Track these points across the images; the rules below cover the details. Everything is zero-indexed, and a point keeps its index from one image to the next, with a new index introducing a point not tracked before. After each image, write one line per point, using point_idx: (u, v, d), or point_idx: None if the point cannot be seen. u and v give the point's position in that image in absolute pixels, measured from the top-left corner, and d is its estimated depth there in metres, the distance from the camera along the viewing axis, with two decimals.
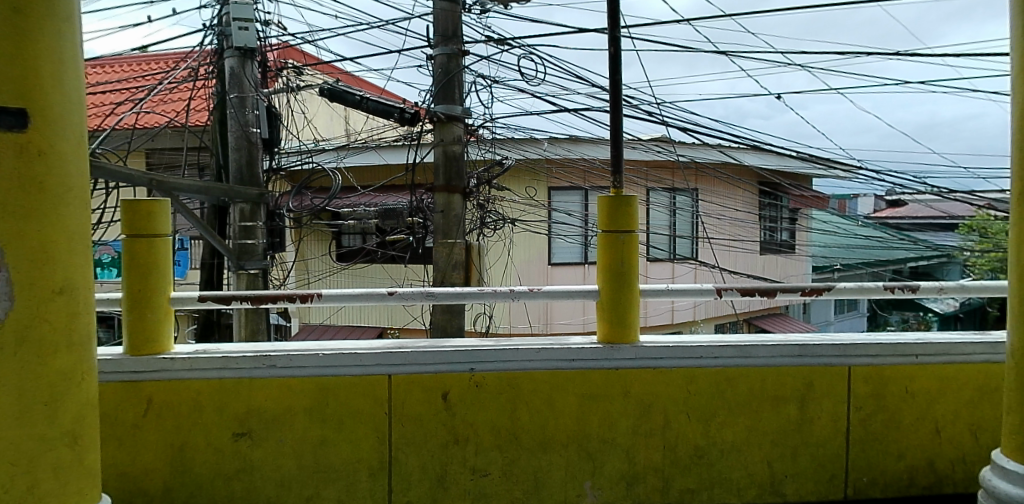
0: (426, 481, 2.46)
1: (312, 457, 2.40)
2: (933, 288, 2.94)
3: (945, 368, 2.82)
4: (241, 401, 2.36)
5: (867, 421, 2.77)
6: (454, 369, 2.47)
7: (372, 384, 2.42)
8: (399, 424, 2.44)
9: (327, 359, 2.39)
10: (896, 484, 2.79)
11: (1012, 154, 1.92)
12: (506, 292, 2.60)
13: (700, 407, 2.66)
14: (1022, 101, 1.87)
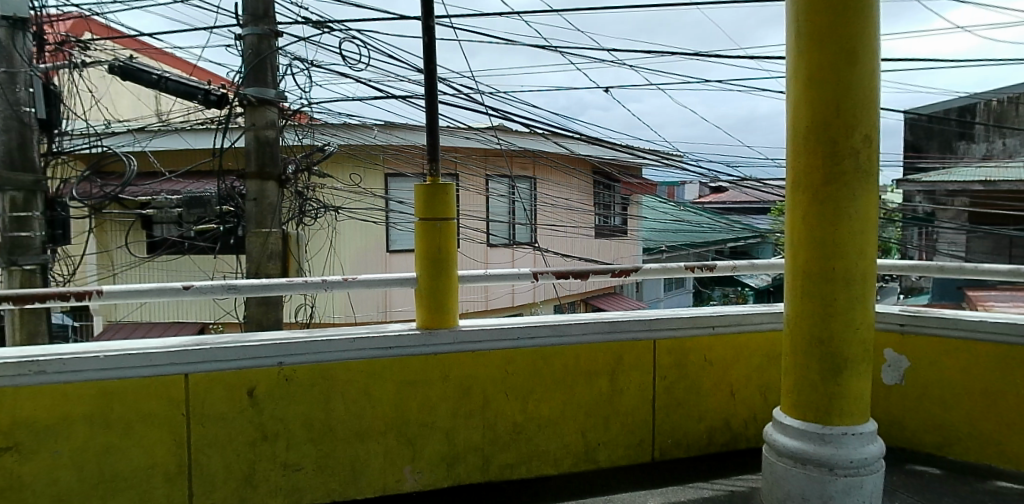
0: (231, 481, 2.37)
1: (95, 466, 2.22)
2: (728, 266, 3.15)
3: (738, 337, 3.13)
4: (3, 412, 2.12)
5: (669, 389, 3.00)
6: (261, 363, 2.38)
7: (165, 385, 2.28)
8: (199, 424, 2.32)
9: (108, 362, 2.21)
10: (697, 444, 3.06)
11: (787, 144, 2.18)
12: (313, 282, 2.51)
13: (518, 385, 2.75)
14: (795, 100, 2.12)
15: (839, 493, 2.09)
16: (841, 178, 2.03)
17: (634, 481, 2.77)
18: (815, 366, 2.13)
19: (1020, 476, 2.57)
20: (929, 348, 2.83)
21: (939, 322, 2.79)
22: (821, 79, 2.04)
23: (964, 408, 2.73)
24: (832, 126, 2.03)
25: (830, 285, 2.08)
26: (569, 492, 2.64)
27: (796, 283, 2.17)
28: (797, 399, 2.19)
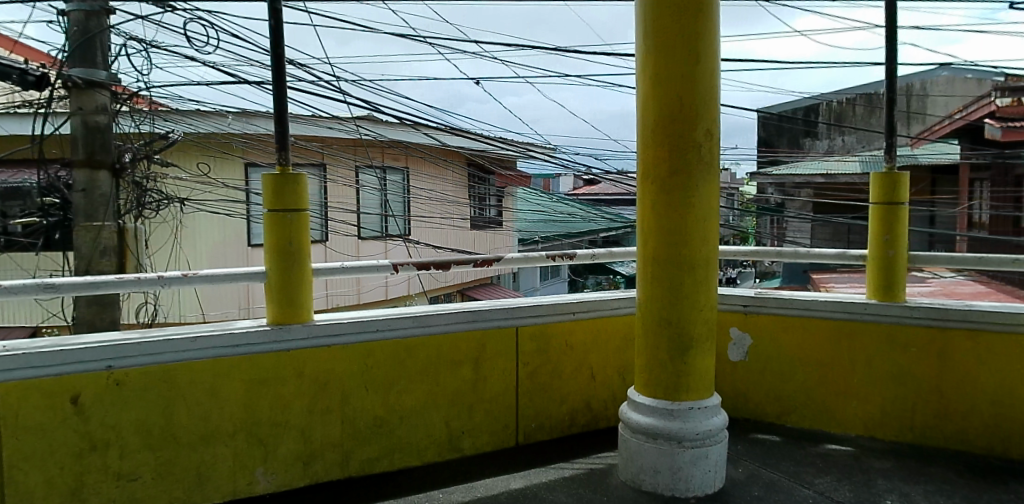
0: (495, 427, 3.08)
1: (400, 409, 2.86)
2: (1007, 260, 3.12)
3: (1004, 337, 2.99)
4: (315, 367, 2.71)
5: (926, 376, 3.14)
6: (532, 326, 3.14)
7: (458, 344, 2.97)
8: (480, 379, 3.03)
9: (417, 322, 2.87)
10: (953, 435, 3.12)
11: None
12: (586, 254, 3.37)
13: (775, 347, 3.47)
14: None
15: None
16: None
17: (885, 472, 3.00)
18: None
19: None
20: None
21: None
22: None
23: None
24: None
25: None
26: (822, 474, 3.02)
27: None
28: None
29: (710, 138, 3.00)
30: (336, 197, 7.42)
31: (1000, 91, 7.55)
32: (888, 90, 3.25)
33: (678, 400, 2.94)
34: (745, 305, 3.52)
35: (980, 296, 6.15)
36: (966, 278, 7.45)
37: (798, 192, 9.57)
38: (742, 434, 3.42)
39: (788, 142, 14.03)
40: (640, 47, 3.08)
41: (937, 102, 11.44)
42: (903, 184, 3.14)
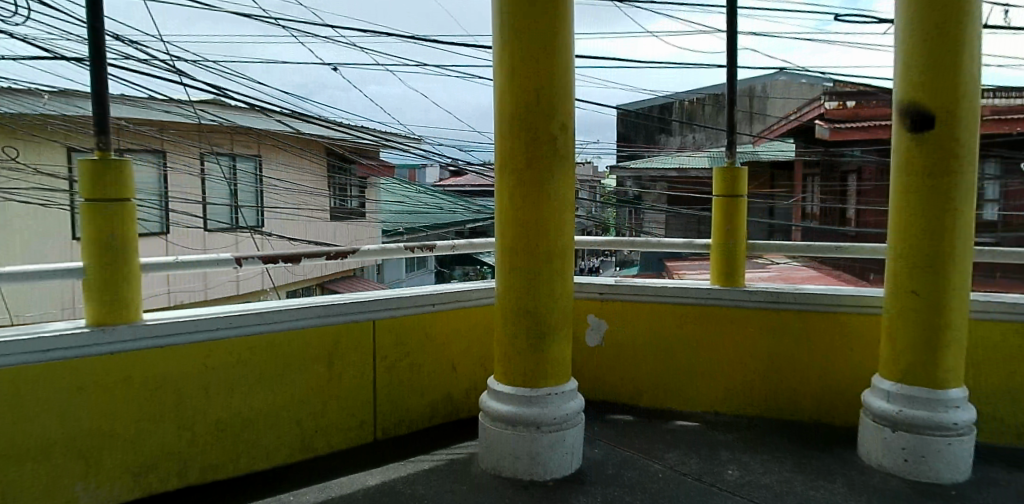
0: (352, 423, 3.05)
1: (247, 408, 2.75)
2: (830, 247, 3.34)
3: (826, 315, 3.33)
4: (149, 369, 2.52)
5: (761, 354, 3.43)
6: (389, 318, 3.13)
7: (311, 340, 2.91)
8: (336, 375, 2.98)
9: (265, 318, 2.76)
10: (787, 406, 3.43)
11: (892, 187, 3.23)
12: (446, 246, 3.24)
13: (629, 333, 3.63)
14: (900, 158, 3.18)
15: (933, 450, 2.93)
16: (948, 208, 3.02)
17: (726, 443, 3.24)
18: (916, 342, 3.06)
19: None
20: (1012, 338, 3.34)
21: None
22: (927, 152, 3.07)
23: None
24: (930, 172, 3.06)
25: (929, 281, 3.04)
26: (671, 449, 3.21)
27: (896, 280, 3.16)
28: (897, 364, 3.12)
29: (564, 132, 3.10)
30: (179, 185, 6.82)
31: (830, 95, 8.30)
32: (730, 88, 3.44)
33: (538, 386, 3.02)
34: (601, 292, 3.64)
35: (812, 279, 6.85)
36: (798, 264, 8.29)
37: (653, 186, 10.14)
38: (598, 416, 3.55)
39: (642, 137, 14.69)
40: (498, 41, 3.10)
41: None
42: (741, 178, 3.38)
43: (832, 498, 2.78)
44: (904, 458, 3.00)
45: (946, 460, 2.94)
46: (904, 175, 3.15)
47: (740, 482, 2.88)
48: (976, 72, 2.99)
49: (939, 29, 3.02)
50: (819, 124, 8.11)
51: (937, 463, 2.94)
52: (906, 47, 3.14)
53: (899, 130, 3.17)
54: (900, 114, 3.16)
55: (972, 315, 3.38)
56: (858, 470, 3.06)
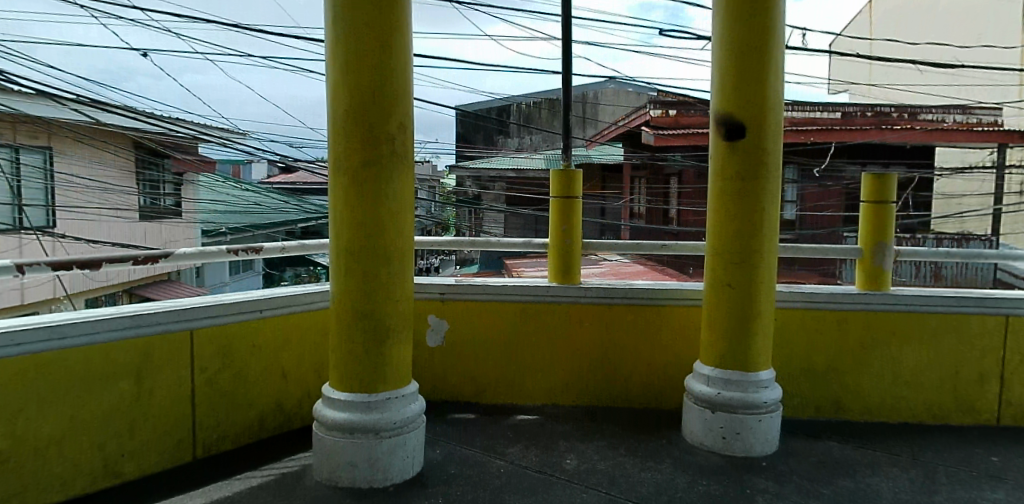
0: (168, 442, 2.80)
1: (36, 436, 2.42)
2: (657, 245, 3.61)
3: (654, 308, 3.56)
4: None
5: (596, 347, 3.59)
6: (209, 327, 2.91)
7: (116, 354, 2.62)
8: (148, 392, 2.72)
9: (59, 332, 2.45)
10: (620, 395, 3.63)
11: (710, 188, 3.53)
12: (275, 248, 3.08)
13: (472, 333, 3.62)
14: (716, 163, 3.48)
15: (749, 423, 3.25)
16: (757, 209, 3.36)
17: (564, 434, 3.37)
18: (732, 331, 3.35)
19: (884, 470, 3.16)
20: (811, 323, 3.72)
21: (838, 298, 3.67)
22: (739, 158, 3.39)
23: (826, 369, 3.72)
24: (742, 176, 3.38)
25: (742, 275, 3.36)
26: (512, 443, 3.27)
27: (714, 276, 3.46)
28: (718, 353, 3.39)
29: (402, 132, 3.05)
30: None
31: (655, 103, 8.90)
32: (565, 93, 3.57)
33: (375, 391, 2.94)
34: (441, 292, 3.60)
35: (638, 274, 7.45)
36: (628, 261, 8.99)
37: (492, 186, 10.49)
38: (440, 416, 3.53)
39: (481, 138, 15.35)
40: (332, 35, 2.97)
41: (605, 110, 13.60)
42: (576, 180, 3.54)
43: (660, 477, 2.99)
44: (723, 436, 3.28)
45: (759, 432, 3.26)
46: (719, 177, 3.46)
47: (578, 471, 3.00)
48: (779, 87, 3.35)
49: (748, 48, 3.36)
50: (646, 131, 8.75)
51: (752, 434, 3.26)
52: (722, 62, 3.44)
53: (715, 137, 3.47)
54: (716, 122, 3.47)
55: (779, 304, 3.71)
56: (684, 450, 3.31)
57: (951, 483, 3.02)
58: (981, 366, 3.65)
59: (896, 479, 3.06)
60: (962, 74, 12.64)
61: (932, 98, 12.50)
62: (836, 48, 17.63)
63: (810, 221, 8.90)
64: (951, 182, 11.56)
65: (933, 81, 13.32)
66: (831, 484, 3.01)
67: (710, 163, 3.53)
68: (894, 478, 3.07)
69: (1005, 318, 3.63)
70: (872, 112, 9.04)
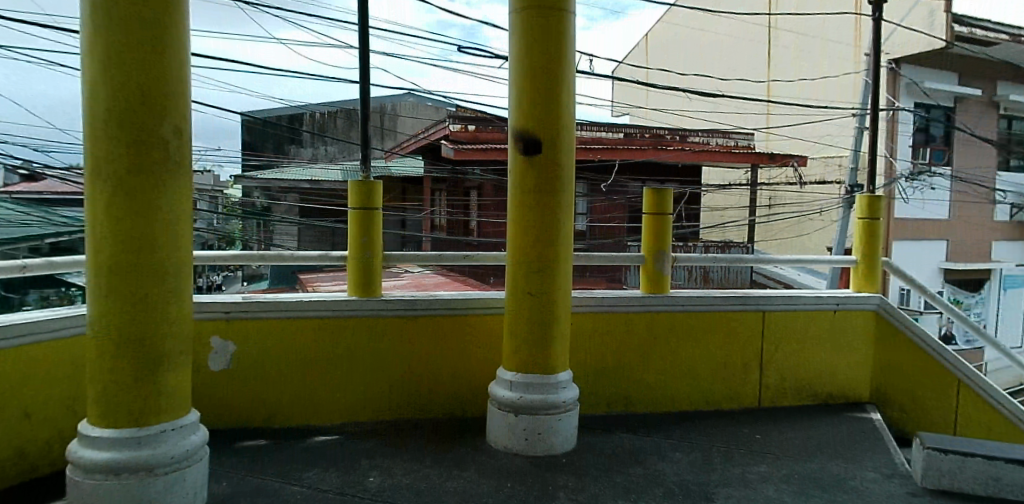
0: None
1: None
2: (460, 256, 3.70)
3: (457, 318, 3.63)
4: None
5: (398, 360, 3.57)
6: None
7: None
8: None
9: None
10: (424, 407, 3.64)
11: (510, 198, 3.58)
12: (11, 267, 2.66)
13: (268, 354, 3.41)
14: (514, 175, 3.54)
15: (548, 423, 3.41)
16: (554, 221, 3.49)
17: (366, 452, 3.30)
18: (531, 336, 3.45)
19: (664, 455, 3.48)
20: (601, 324, 3.79)
21: (617, 300, 3.78)
22: (538, 172, 3.49)
23: (616, 367, 3.84)
24: (539, 189, 3.49)
25: (539, 282, 3.47)
26: (310, 467, 3.12)
27: (514, 286, 3.52)
28: (517, 357, 3.48)
29: (178, 137, 2.69)
30: None
31: (453, 119, 9.06)
32: (363, 104, 3.53)
33: (145, 425, 2.63)
34: (227, 311, 3.33)
35: (441, 285, 7.54)
36: (430, 273, 9.08)
37: (285, 197, 10.05)
38: (226, 446, 3.27)
39: (272, 148, 14.70)
40: (89, 22, 2.52)
41: (404, 122, 13.64)
42: (376, 192, 3.49)
43: (466, 485, 3.03)
44: (526, 437, 3.40)
45: (558, 430, 3.44)
46: (516, 188, 3.53)
47: (380, 489, 2.94)
48: (571, 106, 3.52)
49: (544, 67, 3.49)
50: (446, 144, 8.68)
51: (552, 433, 3.42)
52: (520, 78, 3.53)
53: (513, 151, 3.54)
54: (514, 137, 3.54)
55: (573, 308, 3.72)
56: (489, 455, 3.38)
57: (723, 462, 3.43)
58: (745, 356, 4.04)
59: (672, 463, 3.39)
60: (720, 102, 14.46)
61: (699, 122, 14.14)
62: (618, 72, 19.25)
63: (599, 232, 9.60)
64: (714, 196, 13.18)
65: (698, 107, 15.07)
66: (624, 473, 3.26)
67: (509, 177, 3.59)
68: (677, 462, 3.40)
69: (763, 314, 4.04)
70: (647, 133, 10.06)
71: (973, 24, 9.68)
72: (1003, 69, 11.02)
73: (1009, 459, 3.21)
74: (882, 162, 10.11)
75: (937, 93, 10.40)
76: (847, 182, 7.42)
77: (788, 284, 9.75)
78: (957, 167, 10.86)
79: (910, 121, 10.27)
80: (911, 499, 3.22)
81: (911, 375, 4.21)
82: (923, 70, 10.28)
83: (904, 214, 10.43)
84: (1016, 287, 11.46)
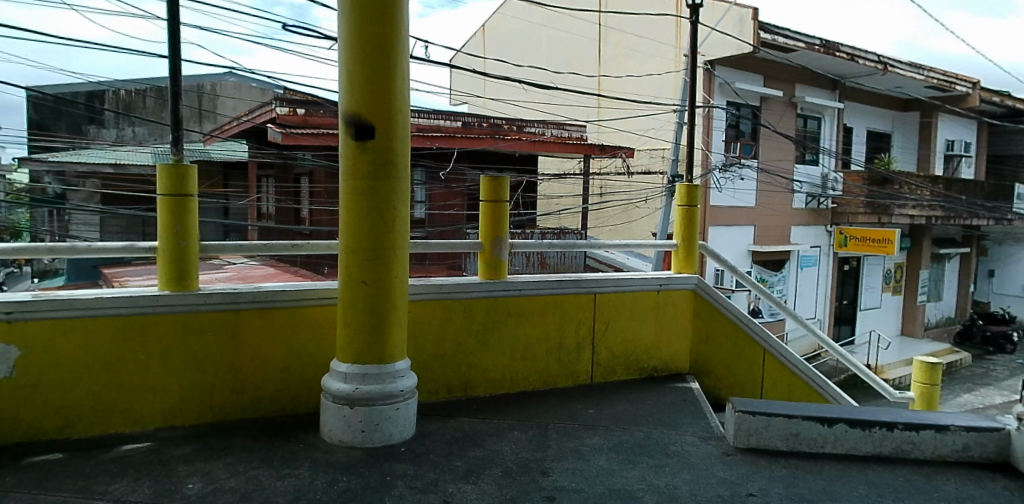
0: None
1: None
2: (288, 245, 3.55)
3: (286, 311, 3.48)
4: None
5: (221, 357, 3.36)
6: None
7: None
8: None
9: None
10: (250, 405, 3.46)
11: (341, 184, 3.36)
12: None
13: (64, 359, 3.05)
14: (347, 163, 3.32)
15: (385, 413, 3.30)
16: (390, 211, 3.34)
17: (184, 457, 3.04)
18: (365, 329, 3.30)
19: (502, 434, 3.56)
20: (440, 312, 3.79)
21: (456, 286, 3.80)
22: (372, 159, 3.30)
23: (456, 353, 3.87)
24: (372, 175, 3.31)
25: (375, 271, 3.31)
26: (117, 479, 2.80)
27: (347, 281, 3.33)
28: (351, 351, 3.32)
29: None
30: None
31: (280, 101, 8.53)
32: (175, 82, 3.31)
33: None
34: (8, 312, 2.93)
35: (269, 276, 7.17)
36: (256, 265, 8.61)
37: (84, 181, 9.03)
38: (9, 464, 2.85)
39: (65, 127, 13.04)
40: None
41: (225, 104, 12.77)
42: (190, 177, 3.30)
43: (297, 483, 2.89)
44: (362, 429, 3.27)
45: (395, 420, 3.35)
46: (349, 175, 3.32)
47: (201, 496, 2.71)
48: (406, 90, 3.35)
49: (374, 50, 3.27)
50: (272, 128, 8.21)
51: (389, 424, 3.32)
52: (350, 57, 3.28)
53: (345, 136, 3.31)
54: (345, 123, 3.31)
55: (412, 297, 3.68)
56: (322, 450, 3.24)
57: (559, 438, 3.58)
58: (577, 336, 4.25)
59: (509, 443, 3.47)
60: (555, 95, 14.90)
61: (537, 114, 14.58)
62: (456, 60, 19.24)
63: (437, 219, 9.74)
64: (551, 185, 13.64)
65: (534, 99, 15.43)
66: (463, 457, 3.29)
67: (341, 164, 3.37)
68: (515, 441, 3.49)
69: (594, 296, 4.27)
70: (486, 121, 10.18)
71: (776, 32, 10.84)
72: (799, 73, 12.48)
73: (806, 417, 3.67)
74: (699, 154, 11.13)
75: (746, 93, 11.58)
76: (670, 171, 7.99)
77: (618, 267, 10.31)
78: (762, 160, 12.15)
79: (723, 118, 11.44)
80: (724, 457, 3.57)
81: (723, 347, 4.69)
82: (734, 72, 11.41)
83: (717, 202, 11.51)
84: (808, 266, 13.13)
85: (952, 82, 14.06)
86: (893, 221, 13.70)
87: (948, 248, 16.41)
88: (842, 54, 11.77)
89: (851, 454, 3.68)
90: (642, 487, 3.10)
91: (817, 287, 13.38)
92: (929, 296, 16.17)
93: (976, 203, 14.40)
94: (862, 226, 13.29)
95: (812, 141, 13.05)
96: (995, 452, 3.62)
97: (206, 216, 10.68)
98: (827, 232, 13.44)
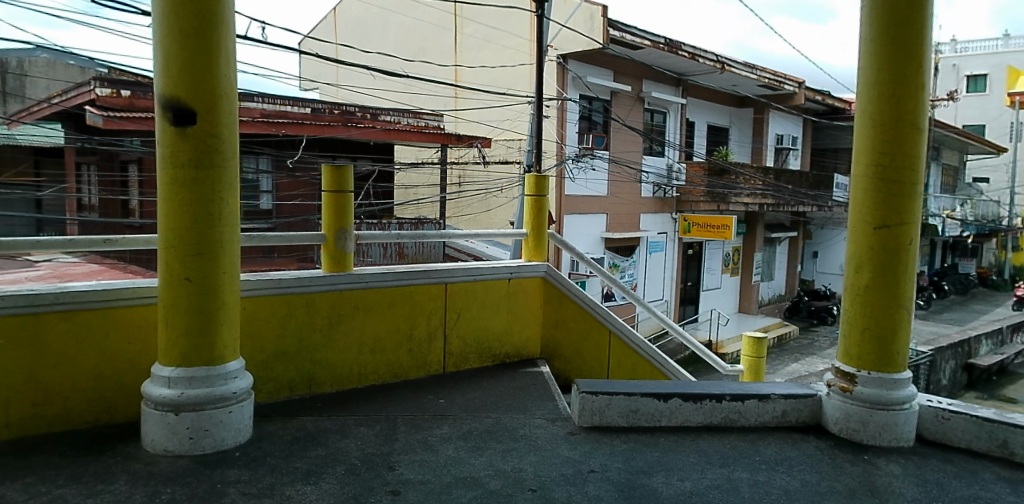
0: None
1: None
2: (99, 240, 3.22)
3: (99, 313, 3.19)
4: None
5: (19, 367, 3.01)
6: None
7: None
8: None
9: None
10: (57, 418, 3.15)
11: (159, 171, 3.10)
12: None
13: None
14: (164, 148, 3.07)
15: (214, 418, 3.11)
16: (216, 203, 3.14)
17: None
18: (192, 329, 3.09)
19: (349, 431, 3.49)
20: (279, 307, 3.62)
21: (297, 280, 3.64)
22: (194, 148, 3.08)
23: (299, 349, 3.73)
24: (195, 164, 3.08)
25: (200, 266, 3.10)
26: None
27: (168, 277, 3.09)
28: (176, 352, 3.09)
29: None
30: None
31: (100, 81, 7.72)
32: None
33: None
34: None
35: (85, 276, 6.57)
36: (77, 262, 7.88)
37: None
38: None
39: None
40: None
41: (35, 84, 11.51)
42: None
43: (112, 500, 2.64)
44: (189, 436, 3.06)
45: (226, 425, 3.17)
46: (167, 162, 3.07)
47: None
48: (231, 75, 3.15)
49: (194, 31, 3.03)
50: (90, 111, 7.50)
51: (219, 429, 3.13)
52: (165, 38, 3.03)
53: (163, 120, 3.06)
54: (162, 105, 3.05)
55: (246, 293, 3.49)
56: (145, 462, 3.01)
57: (407, 430, 3.55)
58: (428, 325, 4.26)
59: (355, 440, 3.40)
60: (411, 84, 14.70)
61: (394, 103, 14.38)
62: (307, 46, 18.48)
63: (286, 210, 9.46)
64: (409, 175, 13.52)
65: (389, 87, 15.18)
66: (303, 457, 3.17)
67: (158, 150, 3.10)
68: (362, 437, 3.43)
69: (445, 286, 4.28)
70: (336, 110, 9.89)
71: (623, 29, 11.37)
72: (646, 71, 13.22)
73: (644, 394, 3.90)
74: (552, 145, 11.63)
75: (596, 86, 12.14)
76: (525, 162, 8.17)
77: (476, 256, 10.45)
78: (613, 151, 12.77)
79: (576, 110, 11.89)
80: (569, 437, 3.71)
81: (572, 330, 4.91)
82: (585, 66, 11.89)
83: (572, 192, 11.96)
84: (656, 251, 14.06)
85: (782, 82, 15.45)
86: (731, 208, 14.96)
87: (779, 232, 18.19)
88: (683, 53, 12.52)
89: (683, 427, 3.97)
90: (488, 473, 3.15)
91: (665, 271, 14.35)
92: (763, 276, 17.88)
93: (800, 193, 16.06)
94: (703, 213, 14.38)
95: (658, 134, 13.91)
96: (808, 416, 4.04)
97: (12, 208, 9.46)
98: (672, 219, 14.44)
